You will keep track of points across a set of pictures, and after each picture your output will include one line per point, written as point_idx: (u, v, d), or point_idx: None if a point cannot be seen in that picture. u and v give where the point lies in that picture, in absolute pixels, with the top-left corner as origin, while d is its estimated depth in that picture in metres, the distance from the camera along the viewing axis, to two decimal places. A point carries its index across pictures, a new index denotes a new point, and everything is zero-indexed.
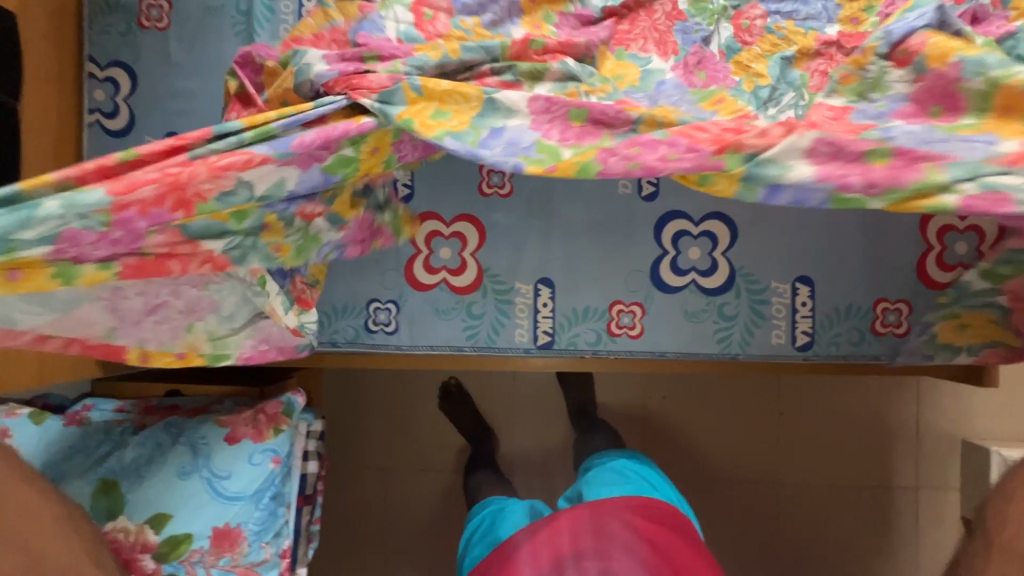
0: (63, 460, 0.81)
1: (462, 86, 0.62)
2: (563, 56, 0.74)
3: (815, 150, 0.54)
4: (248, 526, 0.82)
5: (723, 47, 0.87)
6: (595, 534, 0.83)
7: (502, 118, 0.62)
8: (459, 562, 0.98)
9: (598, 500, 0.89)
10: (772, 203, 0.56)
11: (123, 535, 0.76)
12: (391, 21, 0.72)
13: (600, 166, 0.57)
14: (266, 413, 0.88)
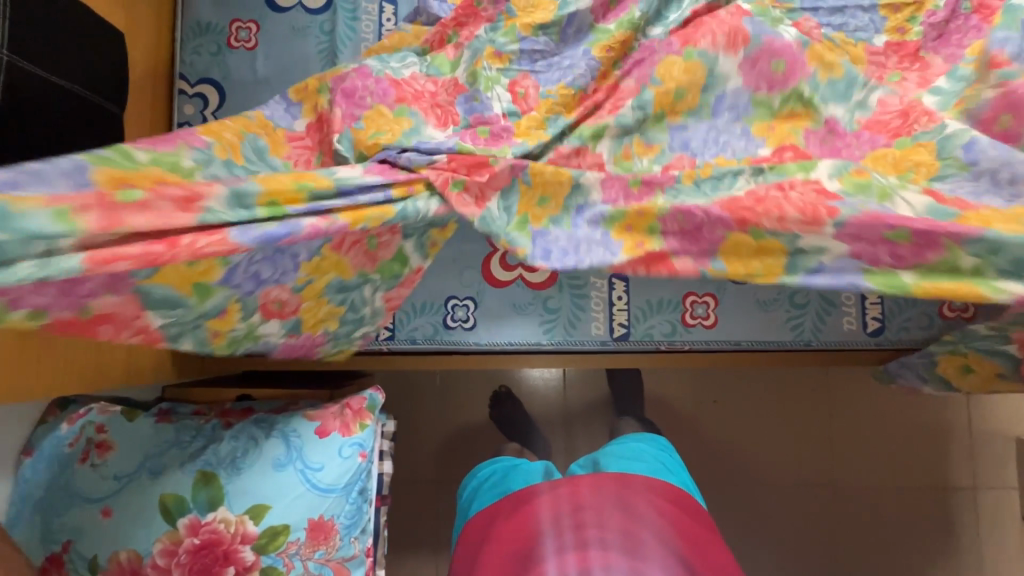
0: (160, 453, 0.81)
1: (558, 173, 0.77)
2: (620, 107, 0.87)
3: (849, 237, 0.67)
4: (341, 519, 0.83)
5: (798, 39, 0.83)
6: (618, 504, 0.88)
7: (583, 195, 0.78)
8: (463, 510, 1.02)
9: (624, 474, 0.94)
10: (811, 283, 0.71)
11: (224, 526, 0.77)
12: (495, 101, 0.89)
13: (661, 228, 0.74)
14: (352, 408, 0.88)
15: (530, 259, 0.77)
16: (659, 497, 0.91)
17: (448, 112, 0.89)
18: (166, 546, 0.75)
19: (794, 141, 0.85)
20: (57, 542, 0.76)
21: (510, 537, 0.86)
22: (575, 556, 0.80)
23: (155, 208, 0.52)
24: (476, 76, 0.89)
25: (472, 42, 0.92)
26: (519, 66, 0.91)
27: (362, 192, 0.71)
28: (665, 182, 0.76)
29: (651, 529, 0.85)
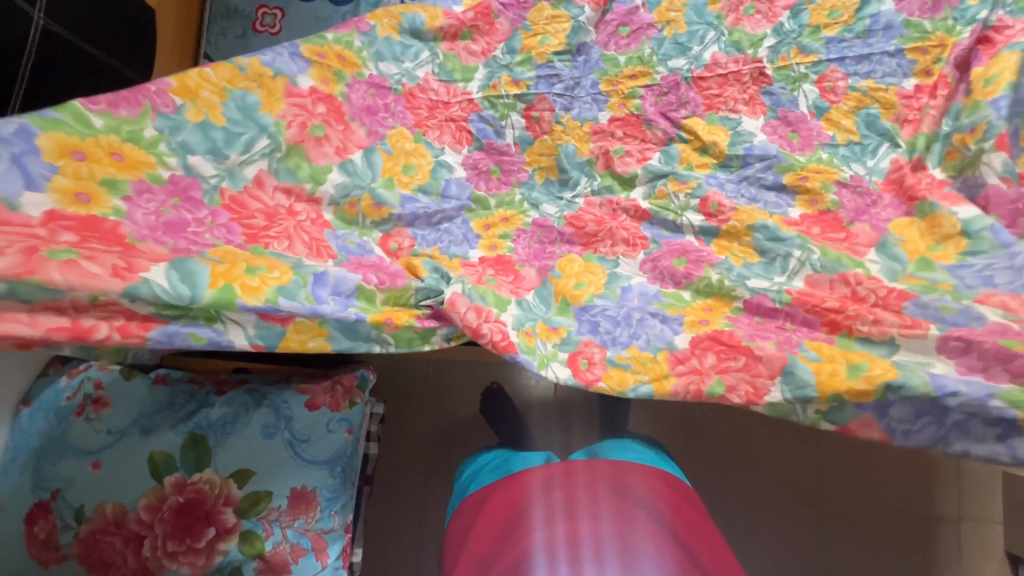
0: (152, 414, 0.83)
1: (590, 267, 0.90)
2: (648, 158, 0.99)
3: (946, 346, 0.71)
4: (323, 491, 0.84)
5: (813, 107, 0.97)
6: (611, 485, 0.91)
7: (627, 279, 0.89)
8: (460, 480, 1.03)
9: (622, 460, 0.94)
10: (943, 382, 0.68)
11: (208, 486, 0.79)
12: (509, 128, 1.00)
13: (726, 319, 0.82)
14: (343, 385, 0.90)
15: (575, 335, 0.82)
16: (652, 479, 0.92)
17: (462, 130, 0.99)
18: (151, 501, 0.77)
19: (823, 197, 0.92)
20: (46, 489, 0.77)
21: (502, 509, 0.90)
22: (564, 525, 0.87)
23: (82, 268, 0.56)
24: (496, 103, 1.00)
25: (490, 60, 1.02)
26: (536, 90, 1.00)
27: (329, 306, 0.71)
28: (712, 260, 0.88)
29: (641, 506, 0.89)
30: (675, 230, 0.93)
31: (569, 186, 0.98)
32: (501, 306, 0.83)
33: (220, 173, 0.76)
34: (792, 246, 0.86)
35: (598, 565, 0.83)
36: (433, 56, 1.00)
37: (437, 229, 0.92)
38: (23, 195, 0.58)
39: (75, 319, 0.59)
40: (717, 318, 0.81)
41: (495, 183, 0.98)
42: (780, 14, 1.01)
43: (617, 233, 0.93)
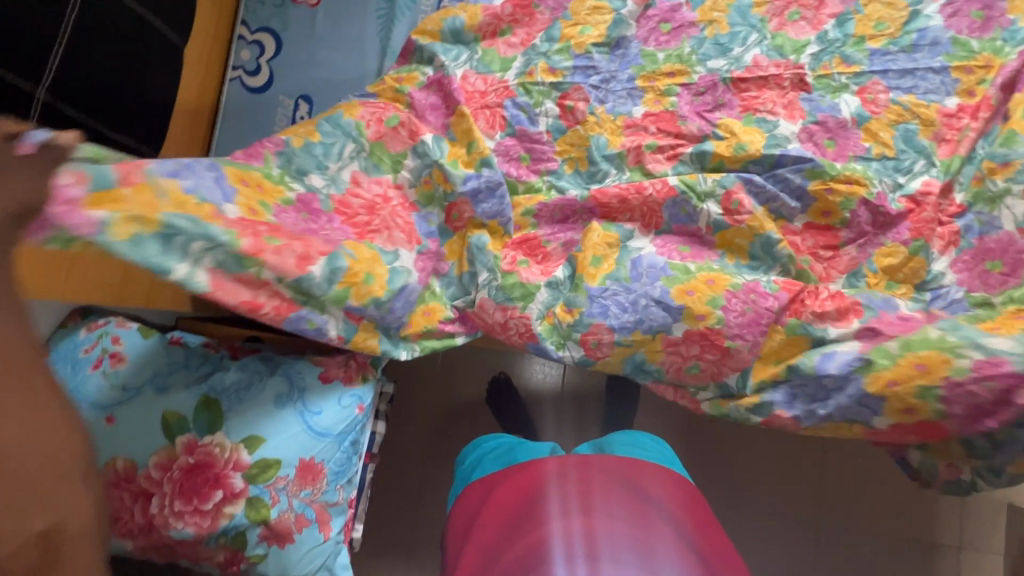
0: (166, 373, 0.83)
1: (607, 241, 0.96)
2: (679, 148, 0.99)
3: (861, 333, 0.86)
4: (330, 464, 0.84)
5: (854, 114, 0.96)
6: (625, 484, 0.91)
7: (637, 252, 0.96)
8: (468, 469, 1.04)
9: (635, 459, 0.95)
10: (824, 364, 0.85)
11: (219, 450, 0.78)
12: (543, 117, 0.99)
13: (723, 302, 0.89)
14: (357, 360, 0.90)
15: (588, 317, 0.92)
16: (664, 482, 0.92)
17: (497, 115, 0.99)
18: (161, 460, 0.77)
19: (836, 212, 0.94)
20: None
21: (514, 500, 0.90)
22: (580, 519, 0.84)
23: (283, 254, 0.73)
24: (531, 90, 0.99)
25: (528, 50, 1.01)
26: (572, 79, 0.99)
27: (398, 307, 0.87)
28: (711, 253, 0.96)
29: (656, 507, 0.88)
30: (692, 215, 0.96)
31: (596, 179, 0.99)
32: (527, 299, 0.94)
33: (327, 182, 0.90)
34: (778, 262, 0.93)
35: (616, 564, 0.79)
36: (472, 53, 1.01)
37: (491, 198, 0.94)
38: (226, 205, 0.73)
39: (253, 296, 0.72)
40: (711, 303, 0.89)
41: (524, 170, 0.99)
42: (825, 22, 1.00)
43: (639, 208, 0.97)
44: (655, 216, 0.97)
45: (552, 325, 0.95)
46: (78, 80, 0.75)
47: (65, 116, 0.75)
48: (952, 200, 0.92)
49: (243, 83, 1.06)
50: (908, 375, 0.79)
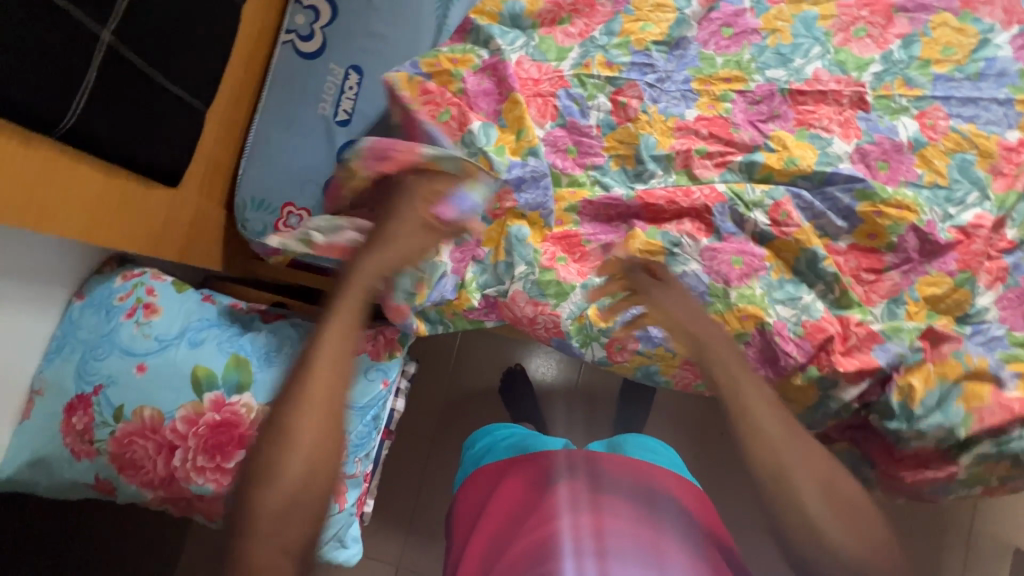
0: (200, 329, 0.83)
1: (652, 247, 0.95)
2: (729, 156, 0.98)
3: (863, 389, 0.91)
4: (353, 435, 0.85)
5: (911, 138, 0.94)
6: (633, 480, 0.90)
7: (680, 266, 0.95)
8: (478, 455, 1.05)
9: (646, 464, 0.94)
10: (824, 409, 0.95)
11: (245, 411, 0.79)
12: (595, 110, 0.98)
13: (749, 337, 0.92)
14: (385, 335, 0.91)
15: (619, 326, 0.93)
16: (673, 485, 0.91)
17: (549, 105, 0.98)
18: (187, 413, 0.77)
19: (884, 235, 0.92)
20: (88, 384, 0.78)
21: (523, 490, 0.90)
22: (590, 514, 0.82)
23: None
24: (586, 82, 0.98)
25: (586, 41, 0.99)
26: (628, 75, 0.98)
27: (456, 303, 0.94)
28: (759, 270, 0.94)
29: (669, 507, 0.86)
30: (737, 224, 0.96)
31: (642, 179, 0.98)
32: (561, 297, 0.93)
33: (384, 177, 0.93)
34: (821, 280, 0.93)
35: (621, 562, 0.76)
36: (529, 40, 1.00)
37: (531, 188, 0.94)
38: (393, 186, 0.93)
39: None
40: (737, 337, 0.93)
41: (569, 163, 0.98)
42: (891, 42, 0.98)
43: (686, 215, 0.97)
44: (704, 220, 0.97)
45: (581, 325, 0.94)
46: (142, 26, 0.74)
47: (128, 63, 0.74)
48: (1002, 235, 0.91)
49: (295, 48, 1.04)
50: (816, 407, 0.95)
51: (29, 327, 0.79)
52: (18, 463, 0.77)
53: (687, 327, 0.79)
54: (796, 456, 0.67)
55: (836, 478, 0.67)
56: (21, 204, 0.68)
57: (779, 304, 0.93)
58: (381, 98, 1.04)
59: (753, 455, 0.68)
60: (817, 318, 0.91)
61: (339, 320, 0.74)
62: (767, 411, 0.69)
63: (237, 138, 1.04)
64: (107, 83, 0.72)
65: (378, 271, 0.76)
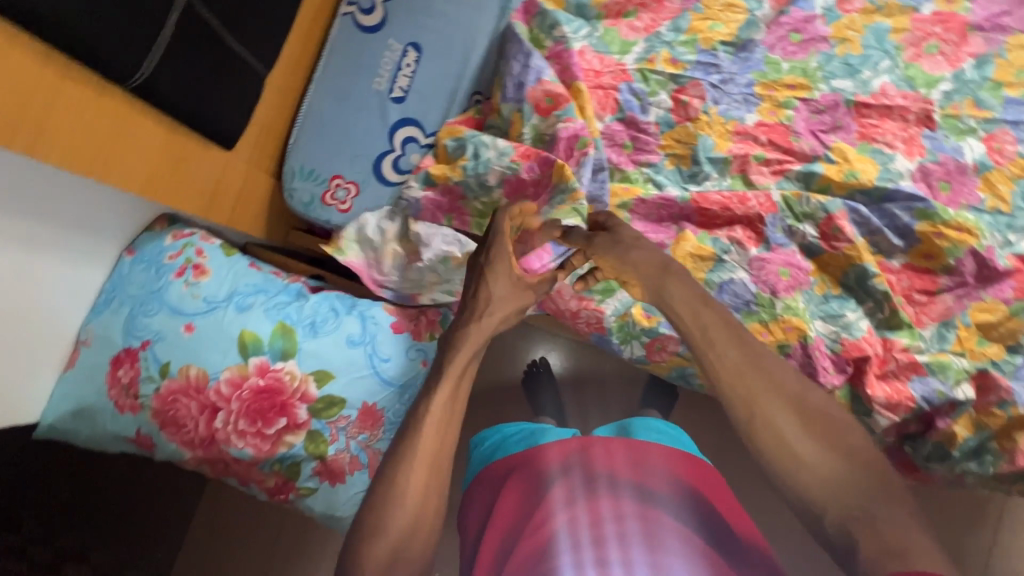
0: (248, 294, 0.82)
1: (700, 251, 0.94)
2: (786, 164, 0.96)
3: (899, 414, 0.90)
4: (390, 413, 0.83)
5: (976, 161, 0.92)
6: (629, 457, 0.82)
7: (727, 273, 0.94)
8: (487, 453, 1.00)
9: (641, 446, 0.86)
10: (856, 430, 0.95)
11: (288, 378, 0.78)
12: (655, 107, 0.97)
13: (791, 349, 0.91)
14: (427, 317, 0.88)
15: (663, 327, 0.91)
16: (673, 461, 0.84)
17: (610, 98, 0.97)
18: (231, 376, 0.77)
19: (941, 257, 0.90)
20: (136, 338, 0.79)
21: (522, 487, 0.82)
22: (586, 503, 0.74)
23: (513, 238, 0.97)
24: (648, 77, 0.97)
25: (652, 36, 0.98)
26: (692, 74, 0.97)
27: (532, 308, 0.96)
28: (803, 283, 0.93)
29: (669, 482, 0.79)
30: (788, 234, 0.94)
31: (697, 180, 0.97)
32: (607, 294, 0.93)
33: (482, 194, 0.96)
34: (871, 298, 0.91)
35: (624, 549, 0.69)
36: (593, 31, 0.99)
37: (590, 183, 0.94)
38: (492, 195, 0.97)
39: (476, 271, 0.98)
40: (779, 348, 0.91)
41: (624, 158, 0.98)
42: (964, 60, 0.95)
43: (737, 221, 0.95)
44: (756, 228, 0.95)
45: (623, 323, 0.93)
46: None
47: (203, 20, 0.73)
48: None
49: (355, 20, 1.03)
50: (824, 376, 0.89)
51: (79, 278, 0.80)
52: (62, 410, 0.78)
53: (632, 261, 0.76)
54: (742, 379, 0.59)
55: (814, 409, 0.57)
56: (85, 150, 0.67)
57: (819, 320, 0.92)
58: (439, 78, 1.03)
59: (722, 387, 0.60)
60: (857, 337, 0.90)
61: (450, 374, 0.68)
62: (732, 341, 0.62)
63: (291, 107, 1.04)
64: (182, 39, 0.71)
65: (481, 325, 0.73)
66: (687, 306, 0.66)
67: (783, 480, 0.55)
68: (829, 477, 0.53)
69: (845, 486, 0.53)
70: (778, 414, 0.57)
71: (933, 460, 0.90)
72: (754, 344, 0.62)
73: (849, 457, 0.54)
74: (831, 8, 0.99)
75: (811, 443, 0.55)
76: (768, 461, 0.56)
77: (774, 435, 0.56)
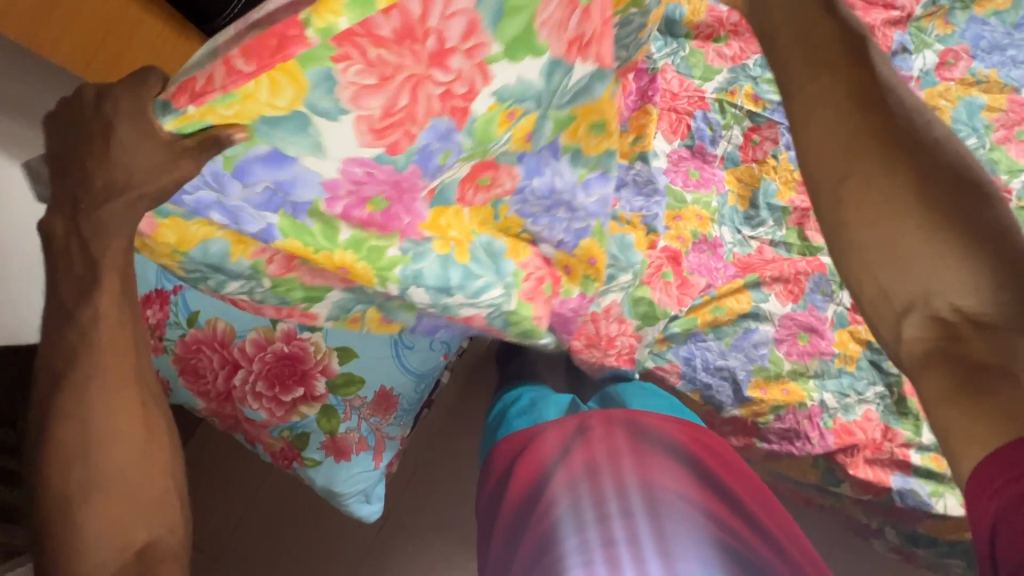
0: None
1: (738, 295, 0.92)
2: None
3: (873, 492, 0.90)
4: (405, 399, 0.85)
5: None
6: (630, 441, 0.78)
7: (756, 321, 0.92)
8: (489, 430, 0.93)
9: (636, 413, 0.82)
10: (844, 500, 0.95)
11: (313, 349, 0.78)
12: (725, 140, 0.96)
13: (785, 412, 0.90)
14: None
15: (671, 355, 0.91)
16: (677, 429, 0.80)
17: (683, 122, 0.95)
18: (258, 338, 0.76)
19: None
20: (169, 281, 0.75)
21: (526, 475, 0.78)
22: (587, 485, 0.73)
23: (365, 105, 0.47)
24: (725, 110, 0.96)
25: (737, 67, 0.98)
26: (770, 115, 0.96)
27: (240, 194, 0.53)
28: (823, 353, 0.92)
29: (670, 460, 0.75)
30: (825, 299, 0.94)
31: (751, 224, 0.96)
32: (646, 320, 0.88)
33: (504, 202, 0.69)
34: (884, 382, 0.92)
35: (630, 523, 0.69)
36: (680, 49, 0.97)
37: (549, 214, 0.71)
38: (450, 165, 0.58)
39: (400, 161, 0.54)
40: (773, 407, 0.91)
41: (689, 184, 0.94)
42: None
43: (784, 273, 0.93)
44: (799, 284, 0.93)
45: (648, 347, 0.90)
46: None
47: None
48: None
49: None
50: (779, 395, 0.91)
51: None
52: None
53: None
54: (841, 134, 0.51)
55: (946, 185, 0.49)
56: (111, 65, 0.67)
57: (827, 392, 0.91)
58: None
59: (813, 162, 0.53)
60: (851, 420, 0.91)
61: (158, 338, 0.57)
62: (843, 78, 0.51)
63: None
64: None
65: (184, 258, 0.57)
66: (796, 21, 0.52)
67: (865, 274, 0.52)
68: (958, 270, 0.48)
69: (957, 283, 0.48)
70: (876, 177, 0.50)
71: (919, 549, 0.95)
72: (882, 86, 0.51)
73: (997, 248, 0.48)
74: (928, 71, 0.95)
75: (922, 219, 0.49)
76: (855, 238, 0.51)
77: (863, 207, 0.51)
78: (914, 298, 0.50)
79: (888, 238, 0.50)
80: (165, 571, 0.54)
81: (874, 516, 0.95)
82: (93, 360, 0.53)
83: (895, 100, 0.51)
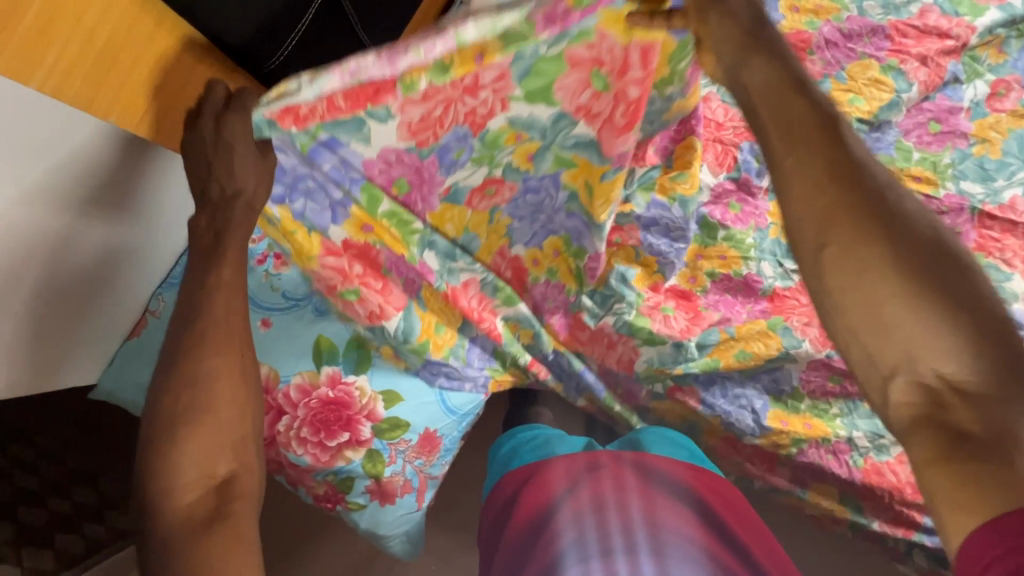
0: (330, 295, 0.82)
1: (768, 337, 0.89)
2: None
3: (894, 523, 0.92)
4: (446, 440, 0.84)
5: None
6: (638, 482, 0.74)
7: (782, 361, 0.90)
8: (499, 463, 0.90)
9: (644, 457, 0.78)
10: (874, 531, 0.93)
11: (358, 394, 0.78)
12: None
13: (806, 447, 0.91)
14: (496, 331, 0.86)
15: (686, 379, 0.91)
16: (685, 473, 0.77)
17: (728, 155, 0.93)
18: (302, 382, 0.77)
19: None
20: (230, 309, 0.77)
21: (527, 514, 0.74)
22: (594, 519, 0.69)
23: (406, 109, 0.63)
24: None
25: None
26: None
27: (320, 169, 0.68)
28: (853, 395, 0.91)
29: (678, 502, 0.72)
30: None
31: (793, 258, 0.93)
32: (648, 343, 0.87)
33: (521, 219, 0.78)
34: None
35: (633, 559, 0.65)
36: None
37: (536, 222, 0.78)
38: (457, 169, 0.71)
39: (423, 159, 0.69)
40: (794, 441, 0.91)
41: (728, 218, 0.92)
42: None
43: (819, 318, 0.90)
44: None
45: (652, 372, 0.89)
46: None
47: None
48: None
49: None
50: (800, 428, 0.91)
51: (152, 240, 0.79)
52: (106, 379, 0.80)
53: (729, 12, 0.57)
54: (816, 205, 0.50)
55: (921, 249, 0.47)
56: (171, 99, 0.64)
57: (857, 431, 0.91)
58: None
59: (794, 221, 0.51)
60: (882, 460, 0.91)
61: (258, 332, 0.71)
62: (822, 145, 0.52)
63: None
64: None
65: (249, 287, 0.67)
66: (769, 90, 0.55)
67: (850, 335, 0.48)
68: (945, 338, 0.44)
69: (939, 349, 0.44)
70: (854, 246, 0.48)
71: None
72: (855, 156, 0.51)
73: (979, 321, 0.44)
74: (978, 102, 0.93)
75: (899, 282, 0.46)
76: (835, 304, 0.48)
77: (842, 267, 0.48)
78: (899, 362, 0.46)
79: (864, 300, 0.47)
80: (237, 508, 0.55)
81: (905, 545, 0.94)
82: (205, 328, 0.61)
83: (869, 170, 0.51)
